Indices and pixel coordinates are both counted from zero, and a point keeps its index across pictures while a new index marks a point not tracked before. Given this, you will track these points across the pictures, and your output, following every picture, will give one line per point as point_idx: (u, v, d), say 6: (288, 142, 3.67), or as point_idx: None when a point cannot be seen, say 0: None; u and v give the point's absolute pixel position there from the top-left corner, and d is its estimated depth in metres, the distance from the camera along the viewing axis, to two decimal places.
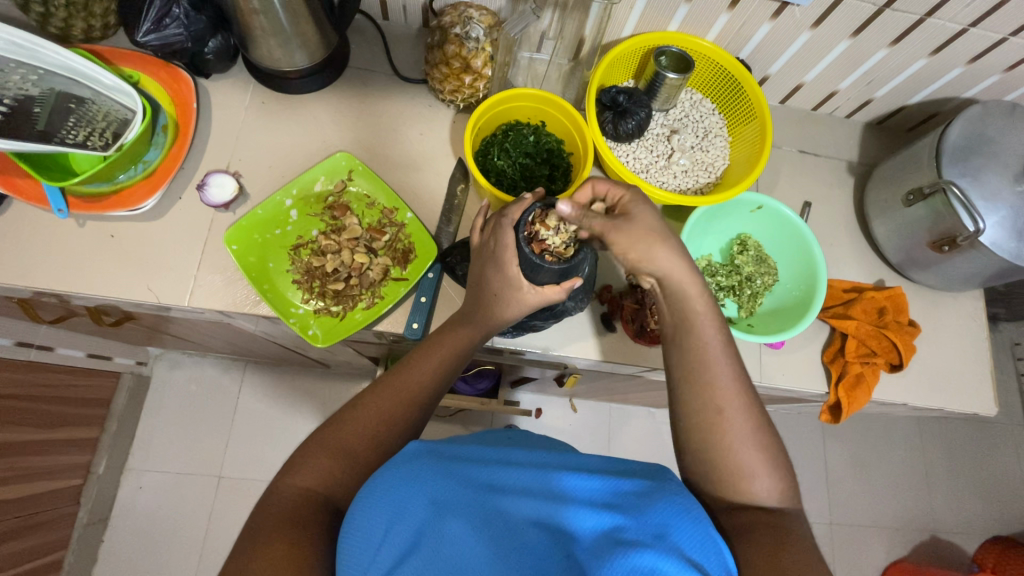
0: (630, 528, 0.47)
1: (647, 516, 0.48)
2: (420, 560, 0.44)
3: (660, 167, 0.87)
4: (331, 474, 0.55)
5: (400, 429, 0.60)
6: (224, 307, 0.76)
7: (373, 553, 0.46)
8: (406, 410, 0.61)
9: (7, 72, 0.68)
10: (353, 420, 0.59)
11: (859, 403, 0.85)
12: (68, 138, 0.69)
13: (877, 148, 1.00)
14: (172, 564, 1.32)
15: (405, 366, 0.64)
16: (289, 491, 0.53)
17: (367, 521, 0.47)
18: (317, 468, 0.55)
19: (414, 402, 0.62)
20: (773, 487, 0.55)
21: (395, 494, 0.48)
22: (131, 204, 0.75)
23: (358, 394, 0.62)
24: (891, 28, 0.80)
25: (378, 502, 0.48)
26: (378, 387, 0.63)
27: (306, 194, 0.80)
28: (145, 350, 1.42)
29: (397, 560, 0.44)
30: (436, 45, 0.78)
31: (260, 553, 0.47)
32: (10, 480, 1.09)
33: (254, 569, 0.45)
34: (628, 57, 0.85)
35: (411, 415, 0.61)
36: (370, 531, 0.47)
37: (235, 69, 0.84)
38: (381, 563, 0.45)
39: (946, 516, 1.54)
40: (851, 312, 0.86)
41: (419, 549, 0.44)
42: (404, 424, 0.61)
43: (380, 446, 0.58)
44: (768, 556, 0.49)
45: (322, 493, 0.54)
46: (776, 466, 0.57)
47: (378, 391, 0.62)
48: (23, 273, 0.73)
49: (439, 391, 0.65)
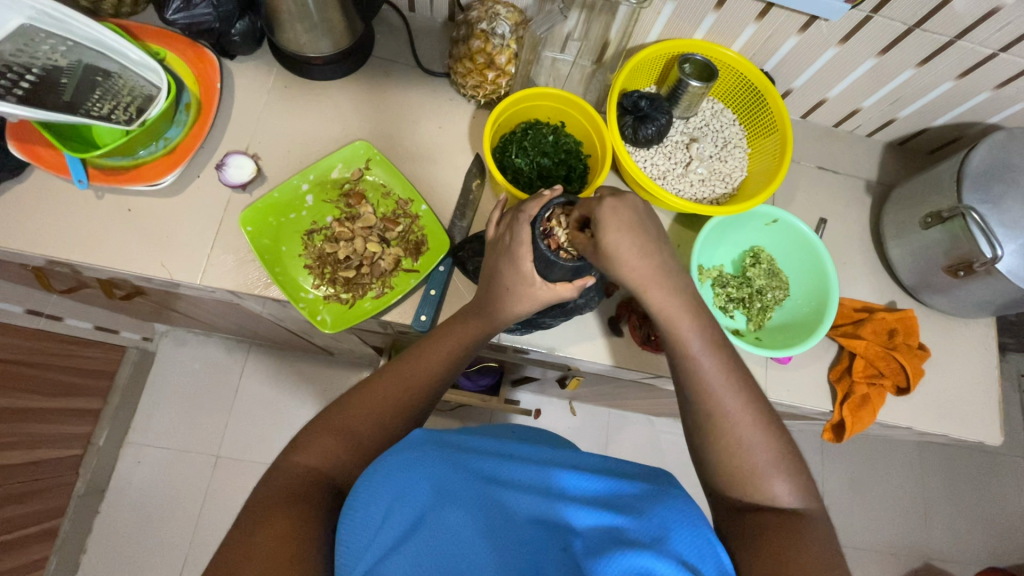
0: (631, 528, 0.47)
1: (646, 519, 0.48)
2: (414, 546, 0.44)
3: (677, 175, 0.86)
4: (334, 453, 0.55)
5: (406, 414, 0.61)
6: (234, 287, 0.76)
7: (371, 535, 0.46)
8: (412, 397, 0.62)
9: (37, 42, 0.67)
10: (360, 404, 0.59)
11: (863, 424, 0.84)
12: (93, 110, 0.68)
13: (898, 167, 0.99)
14: (165, 540, 1.34)
15: (413, 354, 0.64)
16: (294, 468, 0.54)
17: (367, 506, 0.47)
18: (322, 447, 0.55)
19: (419, 391, 0.62)
20: (788, 487, 0.54)
21: (398, 480, 0.48)
22: (151, 178, 0.75)
23: (364, 378, 0.63)
24: (919, 49, 0.79)
25: (380, 487, 0.48)
26: (385, 372, 0.63)
27: (323, 180, 0.80)
28: (152, 327, 1.44)
29: (392, 544, 0.45)
30: (461, 39, 0.77)
31: (263, 527, 0.47)
32: (9, 446, 1.11)
33: (255, 542, 0.46)
34: (650, 63, 0.85)
35: (416, 401, 0.62)
36: (370, 515, 0.47)
37: (259, 52, 0.85)
38: (379, 545, 0.45)
39: (940, 544, 1.53)
40: (860, 332, 0.86)
41: (415, 536, 0.45)
42: (409, 412, 0.61)
43: (385, 423, 0.59)
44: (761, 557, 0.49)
45: (326, 472, 0.54)
46: (793, 463, 0.56)
47: (386, 375, 0.62)
48: (36, 243, 0.74)
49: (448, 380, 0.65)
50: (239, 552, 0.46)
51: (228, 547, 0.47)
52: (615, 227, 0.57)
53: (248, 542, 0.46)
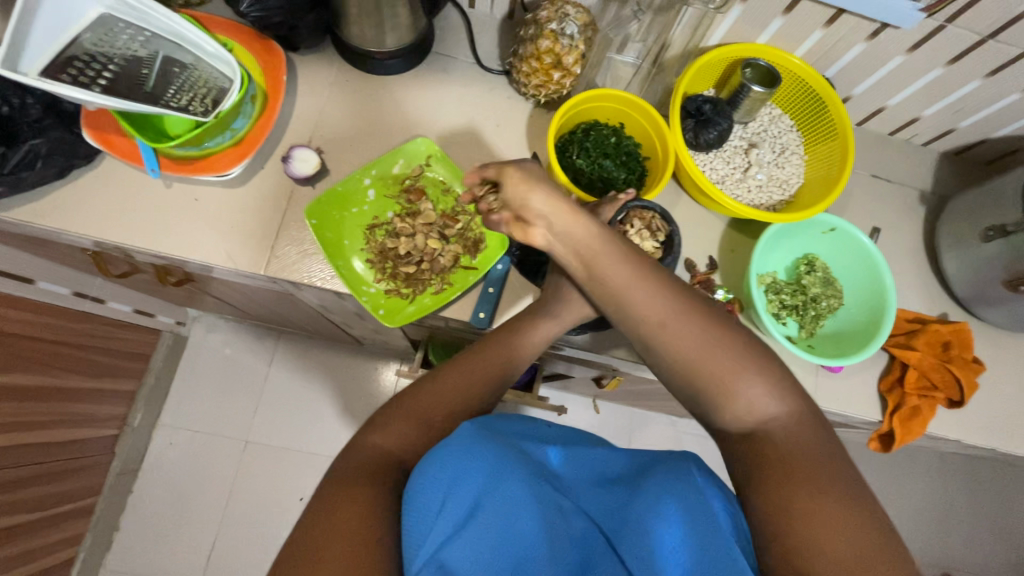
0: (652, 517, 0.51)
1: (646, 490, 0.54)
2: (475, 532, 0.48)
3: (735, 180, 0.86)
4: (410, 441, 0.58)
5: (474, 408, 0.63)
6: (296, 278, 0.77)
7: (432, 519, 0.49)
8: (484, 388, 0.64)
9: (116, 32, 0.67)
10: (434, 392, 0.62)
11: (912, 435, 0.84)
12: (172, 101, 0.69)
13: (953, 177, 0.98)
14: (195, 520, 1.37)
15: (478, 348, 0.67)
16: (372, 449, 0.57)
17: (427, 492, 0.50)
18: (397, 431, 0.58)
19: (489, 381, 0.64)
20: None
21: (457, 469, 0.51)
22: (220, 169, 0.76)
23: (436, 367, 0.66)
24: (989, 59, 0.78)
25: (440, 474, 0.51)
26: (453, 363, 0.65)
27: (384, 175, 0.81)
28: (185, 311, 1.46)
29: (454, 529, 0.48)
30: (529, 38, 0.77)
31: (344, 505, 0.50)
32: (51, 423, 1.15)
33: (338, 518, 0.49)
34: (713, 67, 0.84)
35: (484, 392, 0.64)
36: (430, 500, 0.50)
37: (322, 45, 0.86)
38: (442, 527, 0.49)
39: (958, 553, 1.53)
40: (914, 343, 0.86)
41: (475, 522, 0.49)
42: (480, 401, 0.63)
43: (457, 417, 0.61)
44: (776, 497, 0.51)
45: (398, 455, 0.57)
46: None
47: (453, 367, 0.64)
48: (103, 229, 0.76)
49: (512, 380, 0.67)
50: (320, 523, 0.48)
51: (310, 517, 0.50)
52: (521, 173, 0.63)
53: (330, 515, 0.49)
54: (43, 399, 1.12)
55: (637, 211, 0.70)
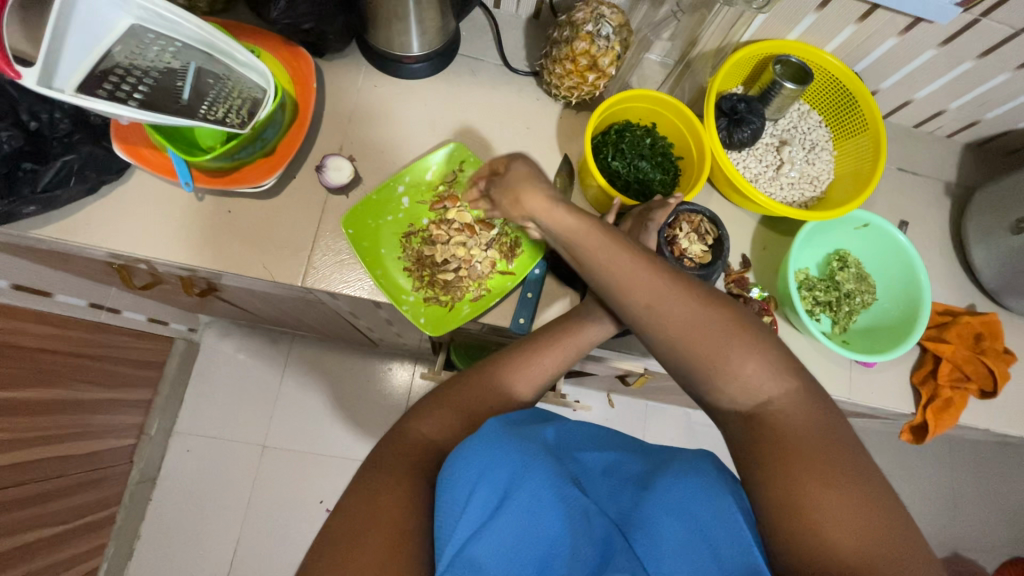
0: (671, 527, 0.48)
1: (659, 490, 0.50)
2: (503, 526, 0.45)
3: (768, 178, 0.86)
4: (451, 428, 0.58)
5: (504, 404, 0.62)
6: (332, 287, 0.77)
7: (458, 512, 0.46)
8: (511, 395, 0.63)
9: (147, 44, 0.66)
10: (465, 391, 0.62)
11: (945, 426, 0.85)
12: (209, 114, 0.67)
13: (976, 169, 0.99)
14: (215, 526, 1.36)
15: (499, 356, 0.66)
16: (415, 435, 0.57)
17: (454, 487, 0.48)
18: (439, 419, 0.59)
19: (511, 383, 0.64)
20: None
21: (484, 461, 0.49)
22: (253, 181, 0.74)
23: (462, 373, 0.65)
24: (1021, 52, 0.79)
25: (469, 466, 0.48)
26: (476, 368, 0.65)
27: (418, 182, 0.81)
28: (197, 318, 1.44)
29: (482, 523, 0.46)
30: (564, 40, 0.76)
31: (384, 493, 0.50)
32: (72, 435, 1.14)
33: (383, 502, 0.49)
34: (744, 64, 0.84)
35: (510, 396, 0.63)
36: (457, 494, 0.47)
37: (348, 49, 0.84)
38: (468, 522, 0.46)
39: (968, 534, 1.55)
40: (946, 336, 0.87)
41: (503, 515, 0.46)
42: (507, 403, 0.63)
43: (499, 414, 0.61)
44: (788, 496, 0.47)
45: (438, 442, 0.57)
46: None
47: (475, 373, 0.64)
48: (133, 243, 0.75)
49: (541, 380, 0.65)
50: (363, 501, 0.49)
51: (352, 501, 0.50)
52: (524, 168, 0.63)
53: (374, 499, 0.49)
54: (63, 412, 1.11)
55: (686, 215, 0.71)
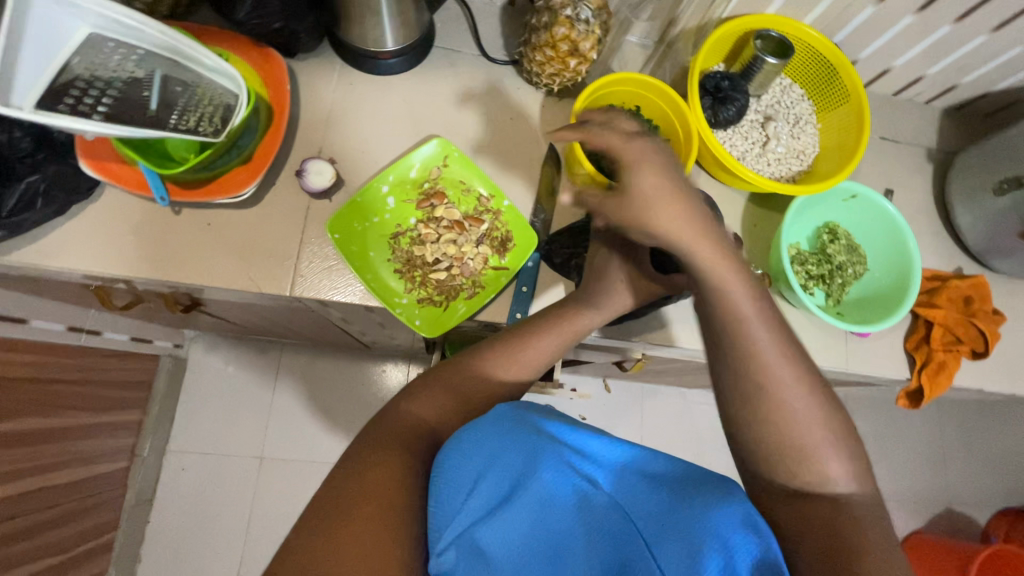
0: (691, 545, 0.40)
1: (690, 505, 0.42)
2: (510, 514, 0.44)
3: (755, 154, 0.86)
4: (449, 414, 0.57)
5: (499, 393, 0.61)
6: (321, 293, 0.75)
7: (462, 498, 0.46)
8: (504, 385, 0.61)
9: (106, 52, 0.61)
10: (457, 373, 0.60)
11: (941, 389, 0.86)
12: (180, 124, 0.65)
13: (956, 132, 1.00)
14: (217, 543, 1.34)
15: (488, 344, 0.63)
16: (408, 416, 0.55)
17: (456, 470, 0.47)
18: (433, 402, 0.57)
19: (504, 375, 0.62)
20: None
21: (490, 448, 0.48)
22: (233, 191, 0.72)
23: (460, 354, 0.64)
24: (995, 15, 0.79)
25: (472, 453, 0.48)
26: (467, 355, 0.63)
27: (403, 180, 0.79)
28: (181, 333, 1.40)
29: (486, 512, 0.45)
30: (542, 26, 0.74)
31: (372, 468, 0.48)
32: (62, 463, 1.11)
33: (366, 478, 0.47)
34: (725, 41, 0.83)
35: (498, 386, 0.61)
36: (458, 481, 0.47)
37: (320, 48, 0.82)
38: (471, 511, 0.45)
39: (964, 489, 1.58)
40: (937, 301, 0.88)
41: (510, 504, 0.45)
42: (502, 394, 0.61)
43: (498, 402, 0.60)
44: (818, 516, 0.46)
45: (433, 427, 0.55)
46: None
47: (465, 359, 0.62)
48: (109, 262, 0.72)
49: (536, 362, 0.64)
50: (349, 477, 0.48)
51: (339, 474, 0.49)
52: (652, 172, 0.54)
53: (361, 475, 0.47)
54: (51, 441, 1.08)
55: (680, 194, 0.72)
